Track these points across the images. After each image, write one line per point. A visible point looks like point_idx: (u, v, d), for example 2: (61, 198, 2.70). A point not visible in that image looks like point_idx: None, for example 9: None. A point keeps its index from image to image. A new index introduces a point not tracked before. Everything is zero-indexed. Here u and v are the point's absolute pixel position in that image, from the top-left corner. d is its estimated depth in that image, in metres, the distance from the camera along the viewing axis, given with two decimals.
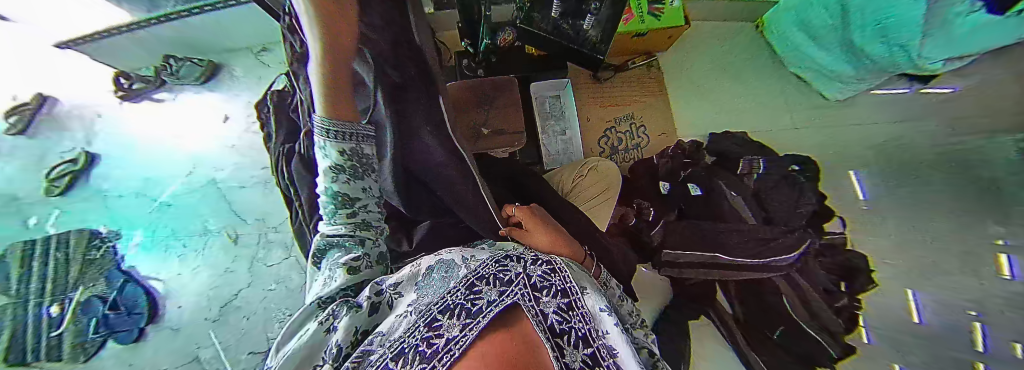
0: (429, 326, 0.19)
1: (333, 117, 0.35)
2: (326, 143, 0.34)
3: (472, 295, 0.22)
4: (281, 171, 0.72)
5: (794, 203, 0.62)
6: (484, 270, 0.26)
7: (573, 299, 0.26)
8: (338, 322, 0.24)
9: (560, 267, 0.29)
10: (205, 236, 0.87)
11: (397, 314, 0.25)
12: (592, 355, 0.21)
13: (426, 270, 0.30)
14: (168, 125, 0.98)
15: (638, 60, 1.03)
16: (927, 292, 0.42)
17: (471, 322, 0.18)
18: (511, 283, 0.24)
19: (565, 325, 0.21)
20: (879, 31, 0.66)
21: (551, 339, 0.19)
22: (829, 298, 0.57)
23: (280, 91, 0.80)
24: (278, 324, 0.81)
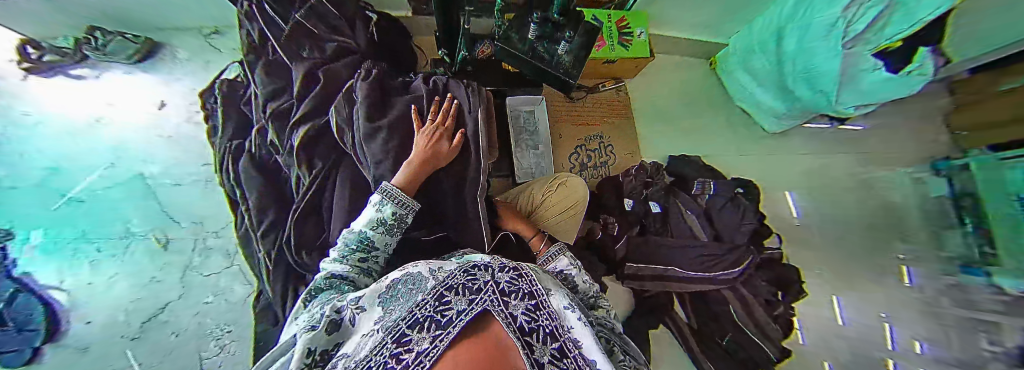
0: (400, 341, 0.24)
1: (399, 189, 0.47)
2: (384, 203, 0.44)
3: (441, 306, 0.27)
4: (225, 169, 0.65)
5: (738, 222, 0.72)
6: (452, 281, 0.31)
7: (538, 300, 0.32)
8: (297, 345, 0.26)
9: (526, 273, 0.34)
10: (126, 239, 0.72)
11: (361, 333, 0.28)
12: (560, 348, 0.27)
13: (391, 283, 0.33)
14: (97, 102, 0.83)
15: (607, 84, 1.11)
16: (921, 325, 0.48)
17: (441, 334, 0.23)
18: (479, 291, 0.29)
19: (533, 324, 0.28)
20: (805, 78, 0.77)
21: (522, 338, 0.25)
22: (769, 308, 0.69)
23: (232, 80, 0.72)
24: (214, 341, 0.72)
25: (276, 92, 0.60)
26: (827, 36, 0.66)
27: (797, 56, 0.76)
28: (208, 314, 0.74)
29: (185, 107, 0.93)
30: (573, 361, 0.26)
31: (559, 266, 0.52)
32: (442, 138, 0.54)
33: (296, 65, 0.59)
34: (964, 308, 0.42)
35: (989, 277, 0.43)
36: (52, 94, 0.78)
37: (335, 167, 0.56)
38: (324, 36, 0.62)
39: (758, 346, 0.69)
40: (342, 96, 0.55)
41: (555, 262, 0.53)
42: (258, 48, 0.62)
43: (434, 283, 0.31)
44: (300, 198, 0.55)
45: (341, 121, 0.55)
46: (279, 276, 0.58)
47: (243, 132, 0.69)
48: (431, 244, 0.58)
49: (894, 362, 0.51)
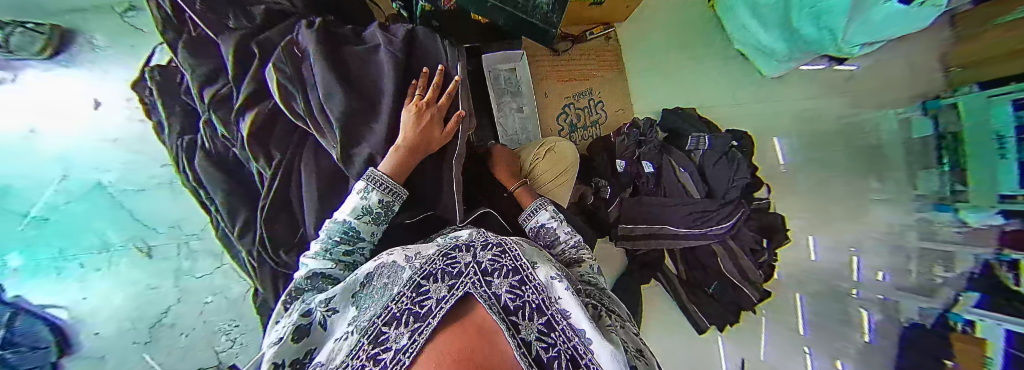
0: (377, 340, 0.25)
1: (388, 172, 0.43)
2: (370, 190, 0.41)
3: (419, 297, 0.28)
4: (184, 169, 0.60)
5: (731, 177, 0.70)
6: (431, 267, 0.31)
7: (523, 275, 0.32)
8: (264, 355, 0.27)
9: (510, 249, 0.34)
10: (109, 253, 0.70)
11: (336, 336, 0.30)
12: (547, 322, 0.28)
13: (364, 279, 0.34)
14: (19, 107, 0.69)
15: (596, 31, 1.00)
16: (891, 259, 0.50)
17: (420, 326, 0.25)
18: (460, 275, 0.30)
19: (518, 301, 0.29)
20: (813, 13, 0.69)
21: (506, 319, 0.26)
22: (755, 255, 0.73)
23: (163, 66, 0.63)
24: (225, 336, 0.74)
25: (211, 75, 0.52)
26: None
27: None
28: (212, 313, 0.74)
29: (123, 104, 0.79)
30: (560, 334, 0.27)
31: (542, 220, 0.55)
32: (434, 119, 0.48)
33: (223, 39, 0.49)
34: (926, 239, 0.45)
35: (954, 213, 0.41)
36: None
37: (295, 158, 0.51)
38: (251, 1, 0.52)
39: (742, 291, 0.74)
40: (282, 54, 0.46)
41: (536, 217, 0.55)
42: (175, 22, 0.52)
43: (409, 274, 0.31)
44: (265, 194, 0.51)
45: (303, 102, 0.46)
46: (266, 274, 0.57)
47: (193, 125, 0.62)
48: (409, 228, 0.56)
49: (857, 291, 0.56)
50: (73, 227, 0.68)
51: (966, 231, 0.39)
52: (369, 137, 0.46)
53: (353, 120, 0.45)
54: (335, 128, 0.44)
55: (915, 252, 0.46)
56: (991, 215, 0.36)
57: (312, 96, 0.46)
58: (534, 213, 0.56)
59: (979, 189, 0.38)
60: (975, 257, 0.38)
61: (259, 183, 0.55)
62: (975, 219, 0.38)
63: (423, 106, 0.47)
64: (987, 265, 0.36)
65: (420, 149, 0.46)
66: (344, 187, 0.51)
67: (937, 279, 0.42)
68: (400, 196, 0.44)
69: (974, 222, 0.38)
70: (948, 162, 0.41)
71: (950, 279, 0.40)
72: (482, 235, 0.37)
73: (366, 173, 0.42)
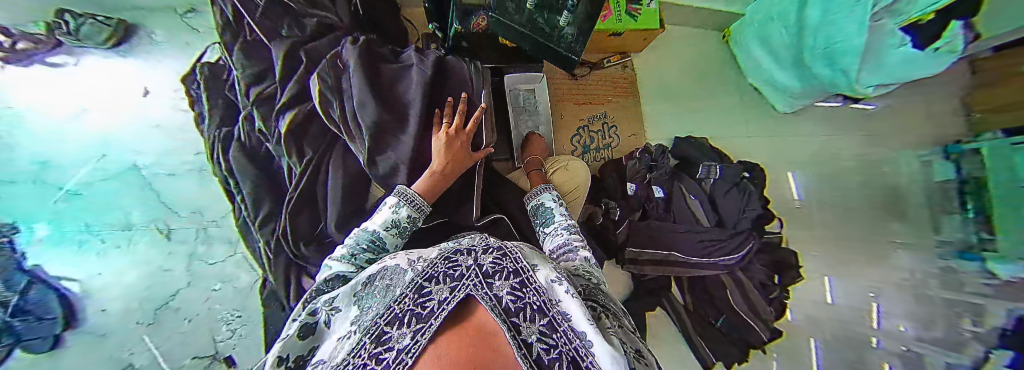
0: (379, 340, 0.25)
1: (421, 194, 0.46)
2: (400, 205, 0.43)
3: (422, 298, 0.28)
4: (217, 158, 0.64)
5: (743, 207, 0.72)
6: (432, 271, 0.32)
7: (524, 278, 0.32)
8: (269, 354, 0.28)
9: (510, 253, 0.35)
10: (130, 231, 0.72)
11: (338, 335, 0.29)
12: (549, 324, 0.27)
13: (367, 280, 0.34)
14: (80, 91, 0.77)
15: (613, 59, 1.05)
16: (922, 307, 0.48)
17: (422, 328, 0.25)
18: (461, 278, 0.30)
19: (519, 303, 0.29)
20: (826, 53, 0.72)
21: (507, 320, 0.26)
22: (765, 291, 0.72)
23: (213, 63, 0.69)
24: (227, 326, 0.75)
25: (258, 75, 0.57)
26: (852, 9, 0.63)
27: (819, 32, 0.72)
28: (218, 300, 0.76)
29: (170, 95, 0.85)
30: (563, 336, 0.27)
31: (545, 201, 0.59)
32: (464, 149, 0.50)
33: (274, 44, 0.54)
34: (949, 289, 0.44)
35: (981, 263, 0.40)
36: (46, 87, 0.74)
37: (325, 156, 0.54)
38: (303, 13, 0.58)
39: (752, 327, 0.72)
40: (328, 65, 0.51)
41: (538, 198, 0.60)
42: (232, 26, 0.57)
43: (411, 276, 0.32)
44: (292, 189, 0.53)
45: (341, 111, 0.49)
46: (281, 266, 0.58)
47: (232, 118, 0.67)
48: (428, 232, 0.60)
49: (878, 340, 0.55)
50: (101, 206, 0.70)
51: (996, 283, 0.38)
52: (396, 146, 0.49)
53: (382, 130, 0.48)
54: (366, 134, 0.47)
55: (944, 303, 0.45)
56: (1020, 266, 0.35)
57: (347, 104, 0.49)
58: (539, 192, 0.61)
59: (1007, 240, 0.37)
60: (1005, 313, 0.36)
61: (286, 178, 0.57)
62: (1004, 271, 0.37)
63: (454, 135, 0.49)
64: (1021, 322, 0.34)
65: (451, 174, 0.49)
66: (366, 189, 0.54)
67: (965, 334, 0.41)
68: (425, 212, 0.46)
69: (1005, 273, 0.37)
70: (973, 208, 0.42)
71: (980, 334, 0.39)
72: (484, 240, 0.38)
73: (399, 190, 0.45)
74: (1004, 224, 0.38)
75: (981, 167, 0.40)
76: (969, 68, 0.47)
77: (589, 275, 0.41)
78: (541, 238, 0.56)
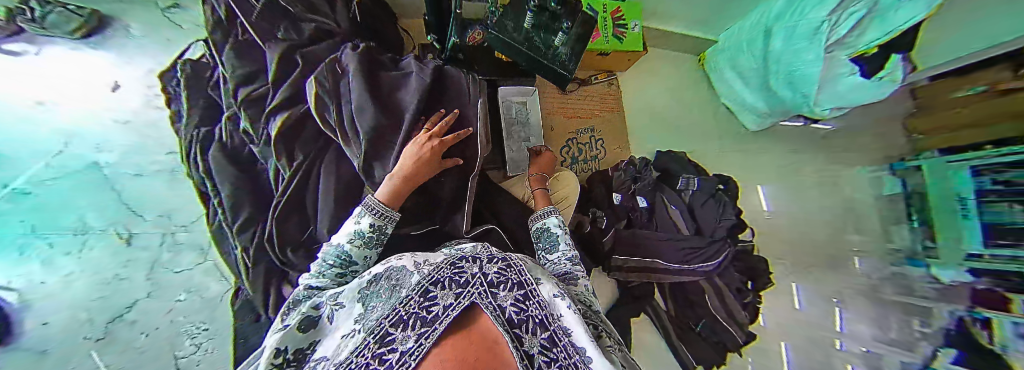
0: (383, 340, 0.26)
1: (385, 200, 0.44)
2: (362, 216, 0.41)
3: (427, 302, 0.29)
4: (193, 158, 0.62)
5: (718, 216, 0.76)
6: (439, 275, 0.32)
7: (527, 290, 0.34)
8: (267, 347, 0.29)
9: (514, 264, 0.36)
10: (85, 235, 0.66)
11: (340, 334, 0.30)
12: (550, 338, 0.29)
13: (373, 278, 0.34)
14: (41, 83, 0.72)
15: (600, 76, 1.11)
16: (884, 306, 0.57)
17: (427, 331, 0.25)
18: (467, 284, 0.31)
19: (522, 315, 0.30)
20: (788, 77, 0.80)
21: (510, 331, 0.27)
22: (740, 295, 0.76)
23: (196, 61, 0.67)
24: (190, 340, 0.68)
25: (248, 75, 0.55)
26: (812, 39, 0.70)
27: (781, 58, 0.80)
28: (182, 312, 0.68)
29: (143, 91, 0.80)
30: (563, 351, 0.28)
31: (550, 224, 0.57)
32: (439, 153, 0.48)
33: (269, 46, 0.54)
34: (901, 294, 0.55)
35: (927, 268, 0.51)
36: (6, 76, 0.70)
37: (317, 160, 0.53)
38: (301, 18, 0.58)
39: (728, 330, 0.75)
40: (325, 68, 0.51)
41: (544, 220, 0.58)
42: (225, 25, 0.57)
43: (417, 279, 0.32)
44: (281, 192, 0.52)
45: (336, 114, 0.49)
46: (260, 273, 0.55)
47: (213, 119, 0.64)
48: (418, 238, 0.59)
49: (841, 342, 0.63)
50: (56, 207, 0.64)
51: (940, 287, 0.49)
52: (393, 152, 0.49)
53: (379, 134, 0.49)
54: (363, 139, 0.47)
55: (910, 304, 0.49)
56: (958, 272, 0.47)
57: (345, 108, 0.49)
58: (545, 214, 0.59)
59: (946, 245, 0.49)
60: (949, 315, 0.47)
61: (273, 182, 0.55)
62: (946, 276, 0.48)
63: (428, 142, 0.48)
64: (961, 322, 0.45)
65: (420, 178, 0.47)
66: (358, 194, 0.53)
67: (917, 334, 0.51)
68: (393, 220, 0.44)
69: (946, 277, 0.48)
70: (918, 219, 0.53)
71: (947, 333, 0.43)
72: (489, 249, 0.39)
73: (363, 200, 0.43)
74: (943, 231, 0.49)
75: (923, 182, 0.52)
76: (921, 97, 0.56)
77: (584, 296, 0.44)
78: (543, 263, 0.54)
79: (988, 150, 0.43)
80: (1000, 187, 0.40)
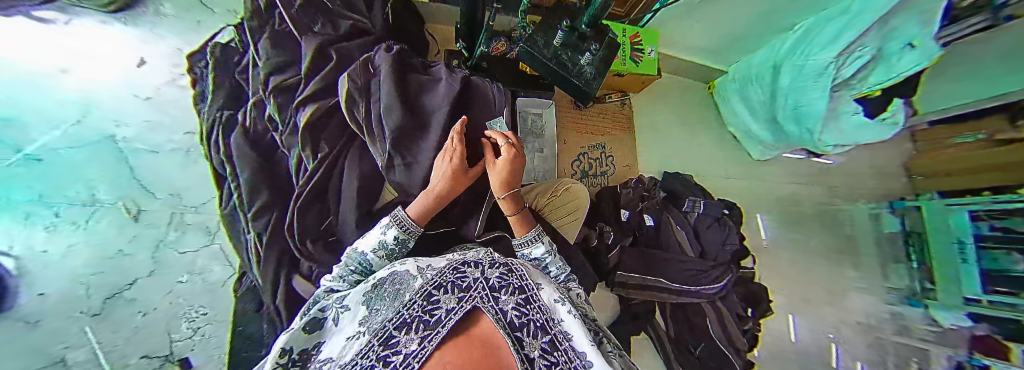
0: (388, 342, 0.27)
1: (415, 218, 0.46)
2: (389, 228, 0.43)
3: (429, 306, 0.30)
4: (214, 141, 0.63)
5: (723, 241, 0.77)
6: (442, 279, 0.34)
7: (528, 295, 0.35)
8: (276, 345, 0.31)
9: (516, 269, 0.37)
10: (92, 207, 0.62)
11: (346, 336, 0.31)
12: (550, 341, 0.31)
13: (376, 283, 0.36)
14: (57, 48, 0.67)
15: (614, 96, 1.13)
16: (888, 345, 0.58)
17: (430, 334, 0.27)
18: (469, 289, 0.32)
19: (523, 319, 0.31)
20: (794, 114, 0.84)
21: (511, 335, 0.29)
22: (740, 322, 0.76)
23: (226, 45, 0.69)
24: (188, 323, 0.66)
25: (282, 65, 0.57)
26: (819, 78, 0.75)
27: (789, 93, 0.84)
28: (182, 294, 0.66)
29: (168, 69, 0.79)
30: (562, 354, 0.30)
31: (536, 254, 0.51)
32: (459, 160, 0.48)
33: (307, 39, 0.56)
34: (901, 333, 0.56)
35: (925, 309, 0.53)
36: (17, 35, 0.63)
37: (341, 155, 0.54)
38: (340, 16, 0.61)
39: (727, 357, 0.74)
40: (359, 66, 0.53)
41: (530, 248, 0.51)
42: (264, 16, 0.61)
43: (421, 283, 0.33)
44: (303, 184, 0.52)
45: (365, 107, 0.51)
46: (271, 261, 0.55)
47: (237, 103, 0.66)
48: (429, 238, 0.59)
49: None
50: (58, 171, 0.60)
51: (938, 329, 0.51)
52: (417, 154, 0.51)
53: (403, 135, 0.50)
54: (388, 139, 0.49)
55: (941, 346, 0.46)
56: (957, 316, 0.48)
57: (373, 106, 0.51)
58: (530, 242, 0.51)
59: (943, 290, 0.51)
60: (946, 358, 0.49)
61: (293, 172, 0.56)
62: (945, 317, 0.50)
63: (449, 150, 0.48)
64: (960, 367, 0.47)
65: (453, 192, 0.49)
66: (378, 188, 0.56)
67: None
68: (416, 234, 0.45)
69: (944, 319, 0.50)
70: (916, 259, 0.55)
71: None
72: (491, 255, 0.40)
73: (393, 212, 0.45)
74: (945, 273, 0.50)
75: (920, 224, 0.54)
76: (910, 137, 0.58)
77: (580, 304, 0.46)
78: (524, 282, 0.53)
79: (987, 197, 0.44)
80: (999, 233, 0.42)
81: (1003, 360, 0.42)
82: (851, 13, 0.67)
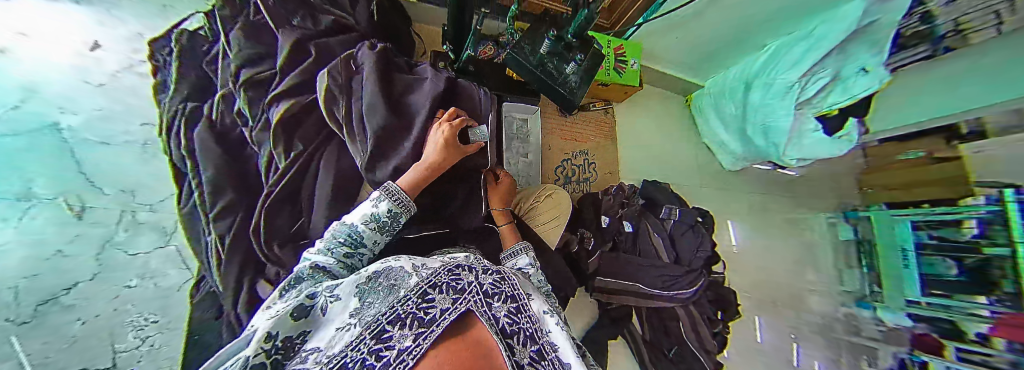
0: (379, 337, 0.25)
1: (405, 187, 0.44)
2: (381, 199, 0.41)
3: (424, 304, 0.29)
4: (176, 134, 0.58)
5: (696, 247, 0.81)
6: (437, 279, 0.33)
7: (519, 303, 0.35)
8: (257, 329, 0.25)
9: (508, 276, 0.38)
10: (26, 203, 0.55)
11: (334, 327, 0.29)
12: (538, 351, 0.30)
13: (371, 275, 0.34)
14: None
15: (598, 104, 1.15)
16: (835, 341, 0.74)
17: (425, 332, 0.25)
18: (464, 291, 0.31)
19: (514, 326, 0.31)
20: (761, 129, 0.88)
21: (503, 340, 0.28)
22: (711, 325, 0.78)
23: (195, 32, 0.65)
24: (135, 332, 0.60)
25: (255, 57, 0.54)
26: (785, 96, 0.79)
27: (759, 110, 0.87)
28: (130, 300, 0.61)
29: (128, 56, 0.73)
30: (550, 364, 0.30)
31: (521, 265, 0.54)
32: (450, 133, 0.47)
33: (284, 32, 0.54)
34: (854, 333, 0.71)
35: (874, 311, 0.67)
36: None
37: (316, 153, 0.52)
38: (322, 11, 0.60)
39: (698, 359, 0.78)
40: (340, 62, 0.52)
41: (515, 260, 0.55)
42: (238, 6, 0.58)
43: (416, 281, 0.32)
44: (273, 183, 0.50)
45: (346, 107, 0.49)
46: (235, 265, 0.52)
47: (203, 95, 0.61)
48: (414, 242, 0.57)
49: None
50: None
51: (884, 328, 0.66)
52: (398, 152, 0.49)
53: (386, 135, 0.48)
54: (370, 137, 0.47)
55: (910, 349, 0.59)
56: (900, 316, 0.63)
57: (354, 104, 0.49)
58: (514, 254, 0.55)
59: (889, 293, 0.65)
60: (892, 356, 0.63)
61: (263, 172, 0.53)
62: (890, 317, 0.65)
63: (444, 118, 0.50)
64: (903, 363, 0.61)
65: (446, 164, 0.47)
66: (355, 189, 0.52)
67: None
68: (408, 208, 0.44)
69: (891, 320, 0.64)
70: (866, 264, 0.69)
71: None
72: (483, 260, 0.40)
73: (382, 185, 0.43)
74: (889, 277, 0.65)
75: (871, 231, 0.68)
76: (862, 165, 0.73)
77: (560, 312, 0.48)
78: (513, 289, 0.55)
79: (924, 208, 0.58)
80: (937, 240, 0.56)
81: (938, 357, 0.56)
82: (813, 37, 0.73)
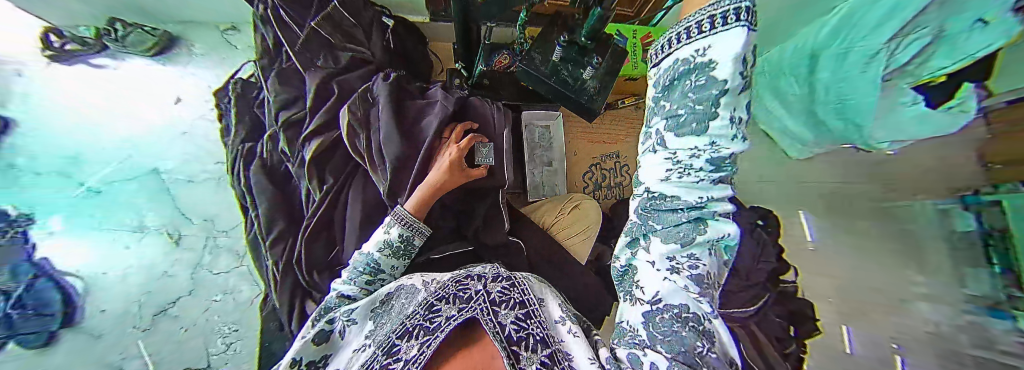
0: (390, 351, 0.30)
1: (415, 211, 0.45)
2: (391, 224, 0.43)
3: (430, 314, 0.32)
4: (237, 172, 0.67)
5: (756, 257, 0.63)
6: (445, 290, 0.35)
7: (529, 310, 0.34)
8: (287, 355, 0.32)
9: (518, 283, 0.37)
10: (140, 234, 0.67)
11: (352, 348, 0.34)
12: (550, 355, 0.30)
13: (384, 298, 0.37)
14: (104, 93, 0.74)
15: (627, 101, 1.01)
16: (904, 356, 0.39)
17: (430, 340, 0.30)
18: (470, 300, 0.34)
19: (522, 332, 0.31)
20: (835, 96, 0.44)
21: (507, 347, 0.30)
22: (780, 345, 0.56)
23: (246, 80, 0.73)
24: (222, 339, 0.69)
25: (290, 100, 0.60)
26: (839, 66, 0.43)
27: (837, 73, 0.44)
28: (217, 312, 0.71)
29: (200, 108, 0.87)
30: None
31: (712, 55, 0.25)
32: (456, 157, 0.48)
33: (310, 74, 0.59)
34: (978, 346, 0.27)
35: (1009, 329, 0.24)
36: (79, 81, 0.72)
37: (346, 183, 0.56)
38: (341, 46, 0.63)
39: None
40: (358, 98, 0.54)
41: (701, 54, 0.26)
42: (273, 53, 0.64)
43: (424, 295, 0.35)
44: (310, 215, 0.54)
45: (367, 144, 0.52)
46: (287, 289, 0.58)
47: (256, 134, 0.69)
48: (437, 263, 0.57)
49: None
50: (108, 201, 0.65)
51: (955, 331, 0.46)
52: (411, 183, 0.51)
53: (403, 165, 0.50)
54: (387, 167, 0.50)
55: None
56: None
57: (373, 137, 0.51)
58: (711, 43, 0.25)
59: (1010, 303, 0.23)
60: None
61: (305, 202, 0.59)
62: None
63: (455, 135, 0.52)
64: None
65: (445, 186, 0.47)
66: (378, 217, 0.54)
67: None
68: (421, 232, 0.44)
69: None
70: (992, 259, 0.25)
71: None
72: (496, 267, 0.40)
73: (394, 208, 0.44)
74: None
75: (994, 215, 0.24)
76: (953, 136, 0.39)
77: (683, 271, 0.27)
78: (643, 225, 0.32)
79: None
80: None
81: None
82: None
